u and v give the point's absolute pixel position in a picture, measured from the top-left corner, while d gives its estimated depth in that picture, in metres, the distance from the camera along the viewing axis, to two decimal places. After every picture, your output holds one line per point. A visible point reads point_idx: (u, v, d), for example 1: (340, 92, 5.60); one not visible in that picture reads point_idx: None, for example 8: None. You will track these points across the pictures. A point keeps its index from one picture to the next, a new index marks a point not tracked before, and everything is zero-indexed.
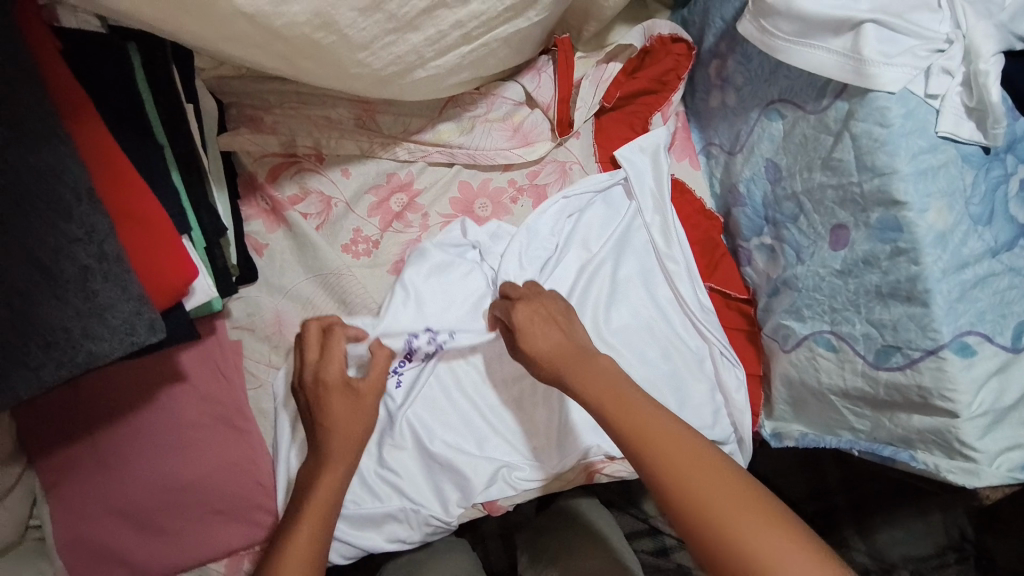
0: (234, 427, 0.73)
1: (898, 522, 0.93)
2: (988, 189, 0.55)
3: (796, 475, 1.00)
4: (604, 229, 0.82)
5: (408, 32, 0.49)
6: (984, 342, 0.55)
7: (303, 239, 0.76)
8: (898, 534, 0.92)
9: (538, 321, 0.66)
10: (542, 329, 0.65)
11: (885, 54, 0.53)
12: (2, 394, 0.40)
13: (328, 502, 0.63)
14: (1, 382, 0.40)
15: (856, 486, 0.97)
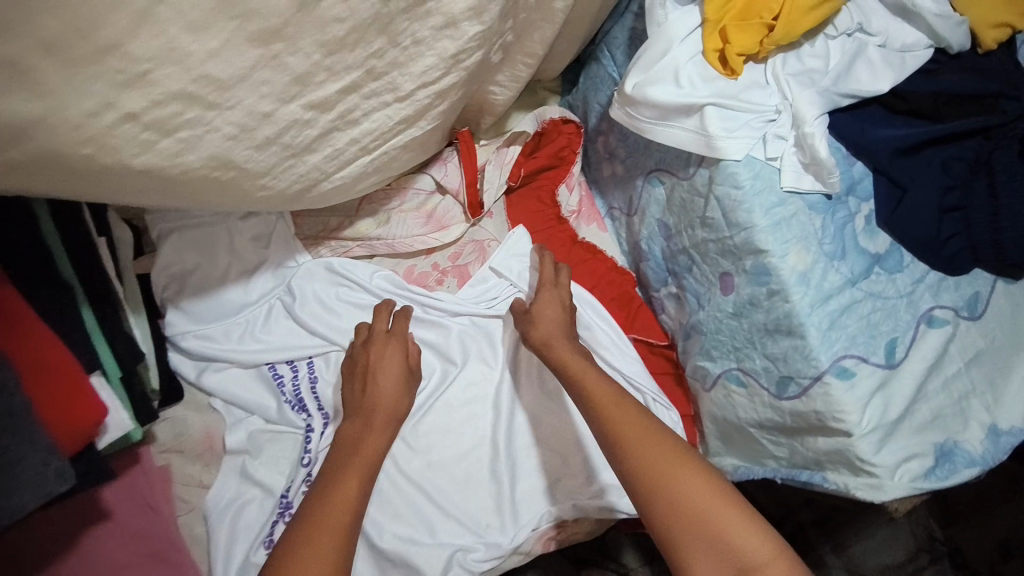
0: (165, 561, 0.71)
1: (870, 533, 1.04)
2: (837, 229, 0.63)
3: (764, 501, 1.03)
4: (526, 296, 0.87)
5: (307, 154, 0.53)
6: (860, 363, 0.60)
7: (233, 346, 0.77)
8: (872, 545, 1.03)
9: (547, 312, 0.76)
10: (548, 315, 0.76)
11: (727, 129, 0.62)
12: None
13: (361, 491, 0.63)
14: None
15: (818, 502, 1.03)
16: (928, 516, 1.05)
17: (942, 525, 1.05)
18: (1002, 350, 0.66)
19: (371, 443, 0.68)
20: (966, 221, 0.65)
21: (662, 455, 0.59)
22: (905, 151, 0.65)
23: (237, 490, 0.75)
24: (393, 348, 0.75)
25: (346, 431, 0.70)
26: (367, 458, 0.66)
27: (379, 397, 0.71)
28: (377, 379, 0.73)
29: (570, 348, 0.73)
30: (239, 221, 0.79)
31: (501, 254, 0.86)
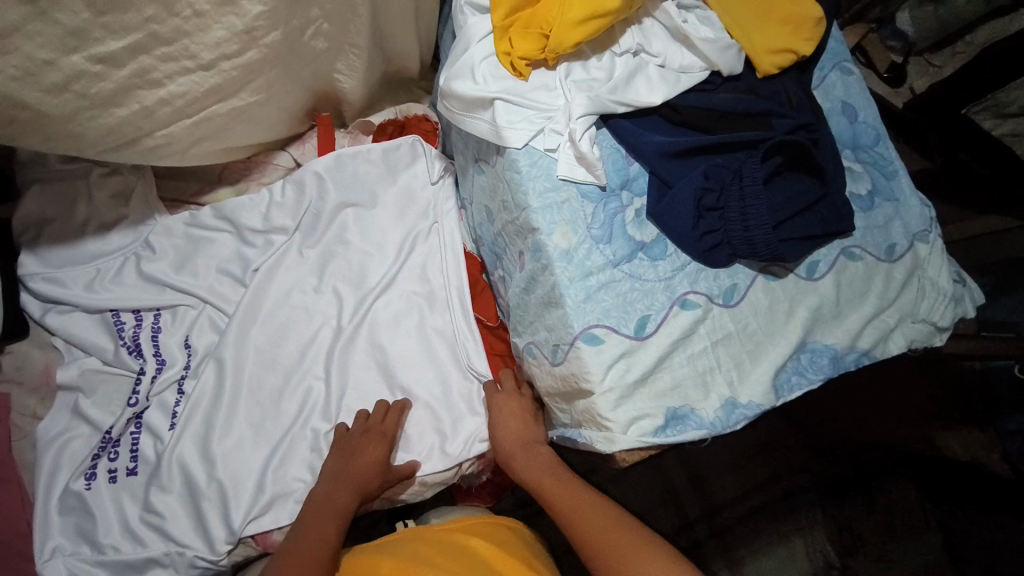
0: None
1: (763, 553, 1.17)
2: (606, 218, 0.71)
3: (662, 512, 1.19)
4: (383, 264, 0.95)
5: (111, 107, 0.61)
6: (610, 333, 0.67)
7: (81, 291, 0.84)
8: (766, 563, 1.17)
9: (508, 414, 0.83)
10: (511, 422, 0.83)
11: (509, 121, 0.70)
12: None
13: (330, 546, 0.72)
14: None
15: (713, 518, 1.19)
16: (822, 542, 1.18)
17: (836, 549, 1.18)
18: (755, 336, 0.73)
19: (342, 499, 0.77)
20: (723, 220, 0.72)
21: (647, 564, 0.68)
22: (675, 155, 0.73)
23: (65, 425, 0.80)
24: (375, 444, 0.82)
25: (319, 488, 0.79)
26: (340, 511, 0.76)
27: (359, 471, 0.80)
28: (354, 457, 0.81)
29: (537, 451, 0.81)
30: (101, 178, 0.86)
31: (358, 216, 0.95)
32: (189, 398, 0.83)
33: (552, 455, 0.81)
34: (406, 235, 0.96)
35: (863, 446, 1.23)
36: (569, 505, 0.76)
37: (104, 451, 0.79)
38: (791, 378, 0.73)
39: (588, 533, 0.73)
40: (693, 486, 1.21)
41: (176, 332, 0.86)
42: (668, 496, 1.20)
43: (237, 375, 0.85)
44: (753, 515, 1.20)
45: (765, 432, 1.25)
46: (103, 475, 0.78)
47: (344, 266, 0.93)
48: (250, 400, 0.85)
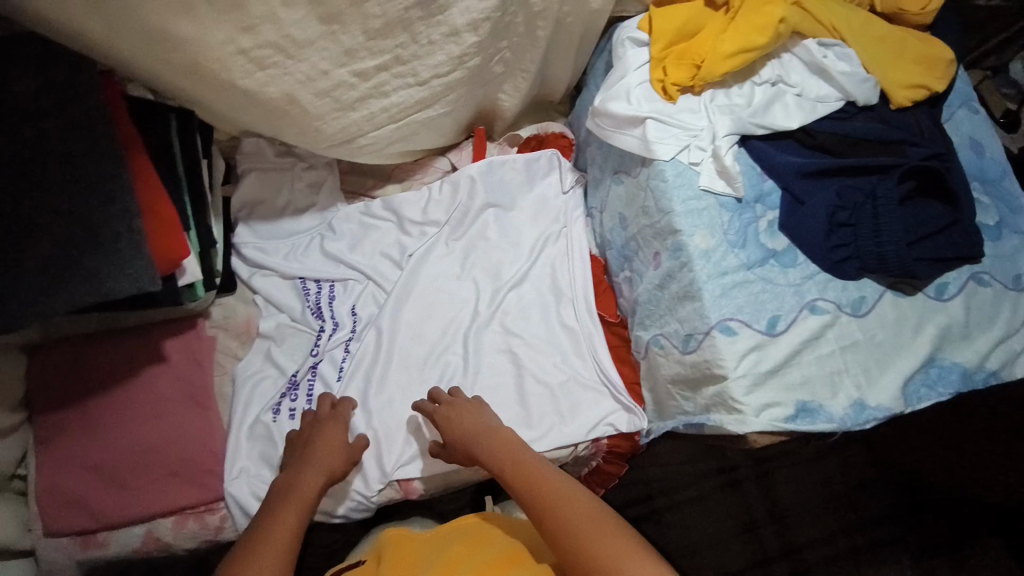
0: (197, 404, 0.92)
1: None
2: (742, 225, 0.79)
3: (735, 539, 1.25)
4: (515, 262, 1.07)
5: (349, 110, 0.77)
6: (743, 326, 0.75)
7: (278, 261, 1.02)
8: None
9: (465, 414, 0.90)
10: (467, 420, 0.89)
11: (659, 137, 0.81)
12: (69, 288, 0.63)
13: (293, 526, 0.79)
14: (80, 281, 0.63)
15: (790, 553, 1.24)
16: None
17: None
18: (881, 346, 0.77)
19: (308, 480, 0.84)
20: (854, 235, 0.78)
21: (602, 535, 0.75)
22: (808, 174, 0.80)
23: (256, 367, 0.97)
24: (330, 427, 0.89)
25: (287, 470, 0.86)
26: (306, 492, 0.83)
27: (322, 451, 0.87)
28: (314, 439, 0.88)
29: (499, 442, 0.87)
30: (301, 171, 1.05)
31: (500, 217, 1.08)
32: (354, 357, 0.99)
33: (518, 442, 0.87)
34: (539, 237, 1.08)
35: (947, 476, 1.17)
36: (542, 489, 0.81)
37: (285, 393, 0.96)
38: (920, 389, 0.76)
39: (546, 514, 0.79)
40: (773, 524, 1.26)
41: (345, 301, 1.03)
42: (747, 528, 1.26)
43: (394, 343, 1.00)
44: (824, 554, 1.24)
45: (841, 480, 1.28)
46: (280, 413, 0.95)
47: (481, 257, 1.07)
48: (401, 367, 0.99)
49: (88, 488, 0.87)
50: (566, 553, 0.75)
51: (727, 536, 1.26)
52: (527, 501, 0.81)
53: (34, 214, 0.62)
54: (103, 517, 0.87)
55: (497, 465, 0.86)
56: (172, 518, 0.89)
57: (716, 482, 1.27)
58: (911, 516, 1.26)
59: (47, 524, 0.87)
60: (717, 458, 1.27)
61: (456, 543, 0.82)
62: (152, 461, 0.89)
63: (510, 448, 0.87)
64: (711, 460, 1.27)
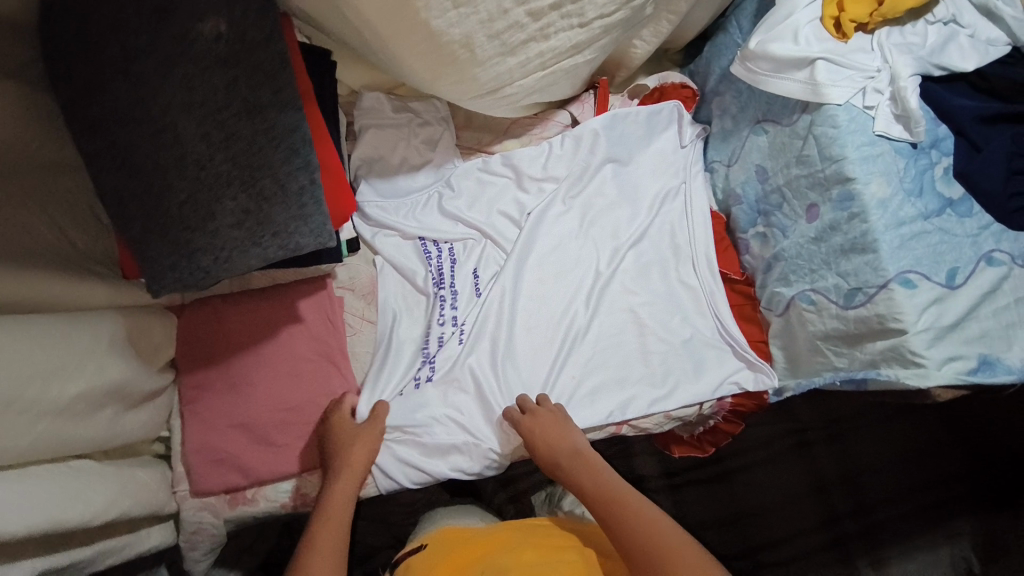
0: (333, 364, 0.91)
1: (910, 556, 1.21)
2: (917, 173, 0.76)
3: (807, 500, 1.25)
4: (633, 222, 1.04)
5: (510, 55, 0.74)
6: (923, 279, 0.73)
7: (400, 220, 1.00)
8: (910, 566, 1.20)
9: (551, 425, 0.88)
10: (553, 429, 0.88)
11: (832, 80, 0.77)
12: (261, 241, 0.61)
13: (338, 532, 0.81)
14: (269, 235, 0.62)
15: (865, 513, 1.23)
16: (967, 552, 1.20)
17: (982, 560, 1.19)
18: None
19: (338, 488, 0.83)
20: None
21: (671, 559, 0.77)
22: (984, 118, 0.77)
23: (385, 328, 0.96)
24: (344, 427, 0.86)
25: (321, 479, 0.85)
26: (341, 498, 0.83)
27: (345, 456, 0.84)
28: (341, 445, 0.85)
29: (579, 462, 0.88)
30: (420, 127, 1.02)
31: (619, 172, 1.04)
32: (479, 317, 0.96)
33: (599, 465, 0.89)
34: (659, 192, 1.05)
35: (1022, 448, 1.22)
36: (619, 509, 0.83)
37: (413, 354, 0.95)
38: None
39: (622, 529, 0.81)
40: (844, 483, 1.25)
41: (467, 257, 1.00)
42: (818, 487, 1.25)
43: (514, 302, 0.98)
44: (898, 509, 1.23)
45: (918, 437, 1.26)
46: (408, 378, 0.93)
47: (596, 212, 1.03)
48: (525, 324, 0.98)
49: (234, 446, 0.86)
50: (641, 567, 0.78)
51: (804, 493, 1.25)
52: (606, 517, 0.84)
53: (223, 167, 0.59)
54: (251, 474, 0.86)
55: (578, 484, 0.88)
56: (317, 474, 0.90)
57: (787, 443, 1.27)
58: (975, 474, 1.24)
59: (196, 482, 0.86)
60: (787, 418, 1.28)
61: (528, 535, 0.88)
62: (295, 419, 0.88)
63: (590, 471, 0.88)
64: (779, 420, 1.28)
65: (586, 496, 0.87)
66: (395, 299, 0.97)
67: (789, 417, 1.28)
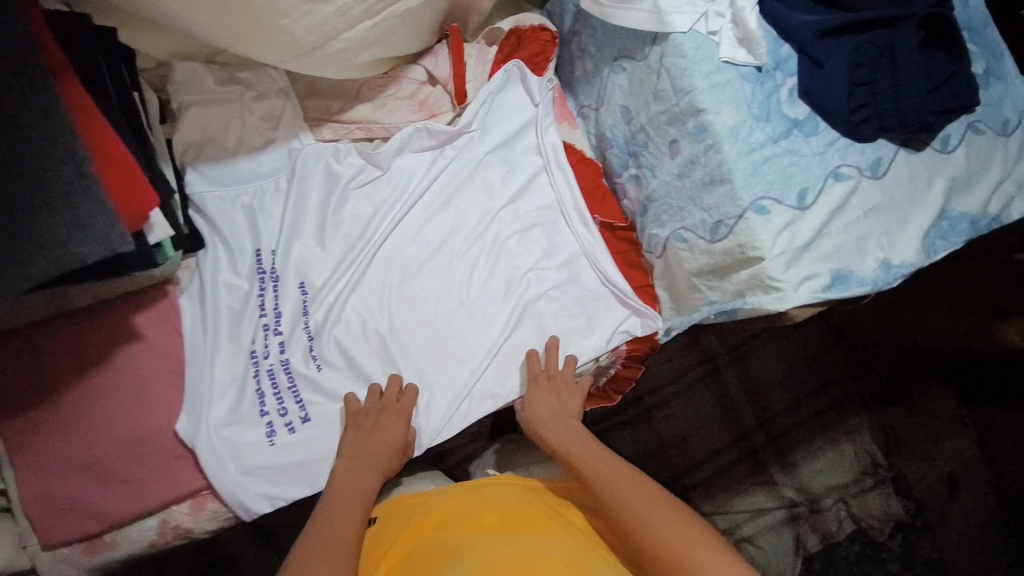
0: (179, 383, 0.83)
1: (817, 457, 1.27)
2: (765, 97, 0.75)
3: (718, 421, 1.30)
4: (507, 182, 1.00)
5: (321, 3, 0.65)
6: (776, 204, 0.74)
7: (239, 210, 0.89)
8: (819, 467, 1.27)
9: (546, 384, 0.92)
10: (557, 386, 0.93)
11: (674, 6, 0.74)
12: (22, 255, 0.51)
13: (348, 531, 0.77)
14: (36, 246, 0.51)
15: (771, 425, 1.29)
16: (869, 446, 1.28)
17: (884, 452, 1.28)
18: (900, 205, 0.78)
19: (351, 486, 0.82)
20: (873, 94, 0.76)
21: (652, 513, 0.78)
22: (826, 33, 0.76)
23: (230, 346, 0.85)
24: (392, 419, 0.85)
25: (337, 471, 0.83)
26: (360, 492, 0.81)
27: (376, 446, 0.84)
28: (375, 436, 0.84)
29: (563, 425, 0.92)
30: (253, 100, 0.90)
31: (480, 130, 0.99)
32: (340, 316, 0.89)
33: (579, 429, 0.92)
34: (524, 151, 1.02)
35: (904, 348, 1.30)
36: (598, 468, 0.85)
37: (261, 375, 0.85)
38: (936, 242, 0.78)
39: (609, 484, 0.82)
40: (749, 401, 1.30)
41: (334, 234, 0.92)
42: (727, 409, 1.30)
43: (381, 278, 0.93)
44: (800, 416, 1.30)
45: (809, 346, 1.32)
46: (276, 404, 0.85)
47: (462, 175, 0.99)
48: (396, 309, 0.93)
49: (81, 490, 0.78)
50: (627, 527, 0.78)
51: (711, 417, 1.30)
52: (592, 474, 0.85)
53: None
54: (107, 515, 0.79)
55: (562, 446, 0.90)
56: (189, 501, 0.82)
57: (697, 372, 1.30)
58: (870, 370, 1.31)
59: (44, 535, 0.78)
60: (694, 350, 1.31)
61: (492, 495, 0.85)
62: (150, 448, 0.80)
63: (574, 431, 0.91)
64: (688, 351, 1.31)
65: (572, 457, 0.88)
66: (237, 307, 0.86)
67: (696, 348, 1.31)
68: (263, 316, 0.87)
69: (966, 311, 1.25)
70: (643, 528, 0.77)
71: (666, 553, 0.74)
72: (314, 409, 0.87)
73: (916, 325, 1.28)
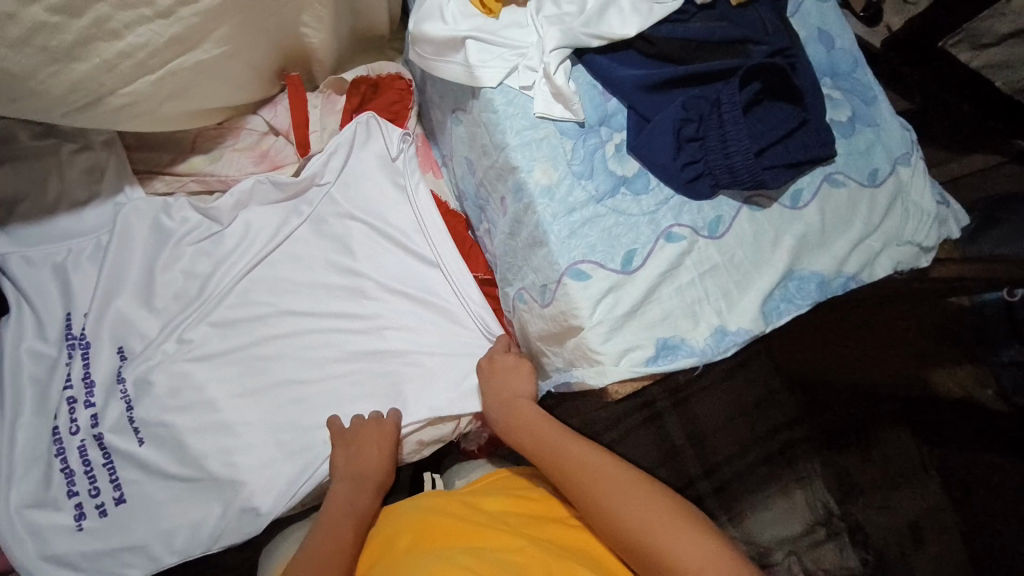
0: None
1: (765, 506, 1.12)
2: (587, 154, 0.70)
3: (662, 466, 1.15)
4: (372, 238, 0.93)
5: (72, 62, 0.60)
6: (597, 268, 0.67)
7: (50, 271, 0.84)
8: (768, 516, 1.11)
9: (507, 365, 0.82)
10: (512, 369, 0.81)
11: (481, 60, 0.70)
12: None
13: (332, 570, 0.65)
14: None
15: (715, 472, 1.15)
16: (823, 493, 1.13)
17: (838, 501, 1.13)
18: (742, 266, 0.72)
19: (349, 510, 0.74)
20: (703, 150, 0.72)
21: (627, 494, 0.66)
22: (653, 87, 0.72)
23: (33, 419, 0.80)
24: (372, 437, 0.80)
25: (336, 493, 0.76)
26: (353, 517, 0.73)
27: (360, 469, 0.78)
28: (359, 463, 0.78)
29: (528, 407, 0.78)
30: (72, 155, 0.86)
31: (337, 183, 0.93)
32: (159, 386, 0.82)
33: (539, 414, 0.77)
34: (392, 202, 0.94)
35: (854, 388, 1.19)
36: (566, 457, 0.71)
37: (68, 452, 0.80)
38: (780, 306, 0.72)
39: (573, 473, 0.70)
40: (692, 442, 1.17)
41: (168, 292, 0.86)
42: (668, 454, 1.16)
43: (211, 342, 0.85)
44: (751, 458, 1.16)
45: (752, 387, 1.21)
46: (86, 483, 0.79)
47: (327, 230, 0.92)
48: (222, 375, 0.84)
49: None
50: (599, 515, 0.66)
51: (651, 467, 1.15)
52: (554, 464, 0.72)
53: None
54: None
55: (519, 435, 0.77)
56: None
57: (634, 415, 1.17)
58: (823, 411, 1.19)
59: None
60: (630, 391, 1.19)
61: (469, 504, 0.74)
62: None
63: (534, 418, 0.77)
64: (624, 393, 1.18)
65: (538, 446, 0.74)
66: (40, 377, 0.81)
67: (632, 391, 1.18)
68: (70, 387, 0.81)
69: (907, 347, 1.21)
70: (617, 514, 0.65)
71: (641, 548, 0.62)
72: (129, 488, 0.80)
73: (856, 360, 1.20)
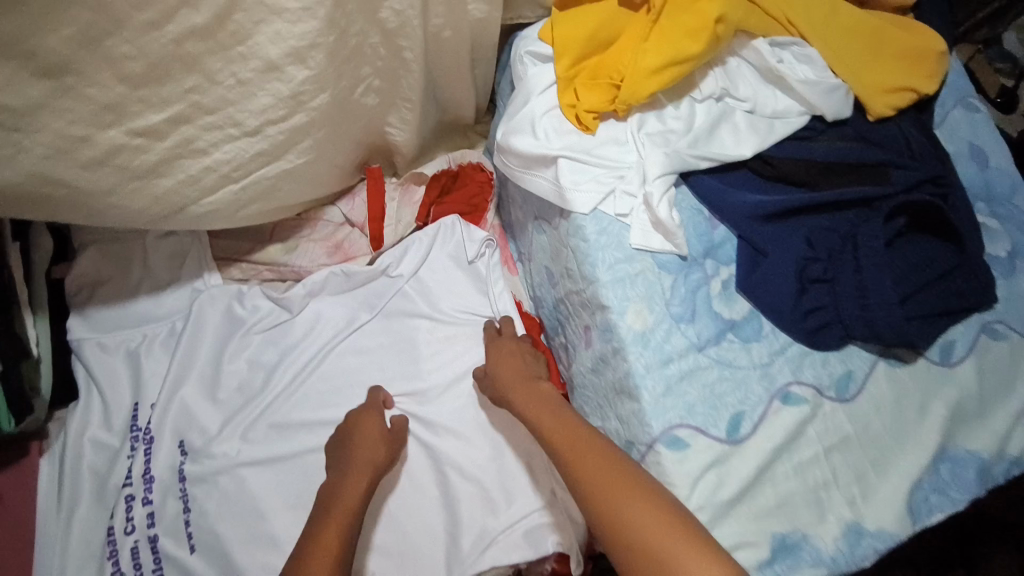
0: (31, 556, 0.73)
1: None
2: (688, 292, 0.61)
3: None
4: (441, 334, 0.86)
5: (155, 178, 0.58)
6: (696, 435, 0.56)
7: (122, 358, 0.83)
8: None
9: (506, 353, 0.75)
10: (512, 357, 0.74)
11: (575, 182, 0.62)
12: None
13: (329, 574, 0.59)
14: None
15: None
16: None
17: None
18: (879, 440, 0.59)
19: (350, 501, 0.67)
20: (833, 294, 0.60)
21: (639, 508, 0.51)
22: (769, 217, 0.62)
23: (90, 513, 0.76)
24: (373, 424, 0.76)
25: (327, 481, 0.71)
26: (349, 511, 0.66)
27: (358, 448, 0.73)
28: (357, 459, 0.72)
29: (532, 388, 0.69)
30: (156, 241, 0.87)
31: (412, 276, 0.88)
32: (211, 487, 0.78)
33: (556, 394, 0.67)
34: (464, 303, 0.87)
35: None
36: (577, 448, 0.58)
37: (119, 554, 0.75)
38: (930, 497, 0.58)
39: (579, 464, 0.56)
40: None
41: (232, 384, 0.83)
42: None
43: (268, 444, 0.81)
44: None
45: None
46: None
47: (397, 327, 0.87)
48: (272, 480, 0.79)
49: None
50: (605, 527, 0.52)
51: None
52: (554, 449, 0.59)
53: None
54: None
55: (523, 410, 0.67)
56: None
57: None
58: None
59: None
60: None
61: None
62: None
63: (548, 399, 0.66)
64: None
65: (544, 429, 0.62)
66: (102, 468, 0.79)
67: None
68: (127, 483, 0.78)
69: None
70: (625, 526, 0.51)
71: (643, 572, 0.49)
72: None
73: None
